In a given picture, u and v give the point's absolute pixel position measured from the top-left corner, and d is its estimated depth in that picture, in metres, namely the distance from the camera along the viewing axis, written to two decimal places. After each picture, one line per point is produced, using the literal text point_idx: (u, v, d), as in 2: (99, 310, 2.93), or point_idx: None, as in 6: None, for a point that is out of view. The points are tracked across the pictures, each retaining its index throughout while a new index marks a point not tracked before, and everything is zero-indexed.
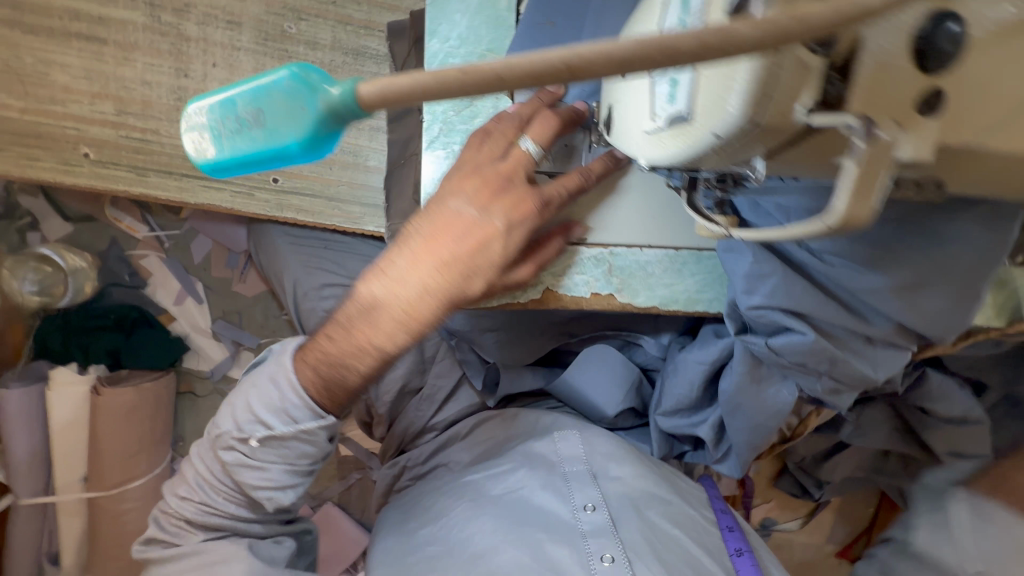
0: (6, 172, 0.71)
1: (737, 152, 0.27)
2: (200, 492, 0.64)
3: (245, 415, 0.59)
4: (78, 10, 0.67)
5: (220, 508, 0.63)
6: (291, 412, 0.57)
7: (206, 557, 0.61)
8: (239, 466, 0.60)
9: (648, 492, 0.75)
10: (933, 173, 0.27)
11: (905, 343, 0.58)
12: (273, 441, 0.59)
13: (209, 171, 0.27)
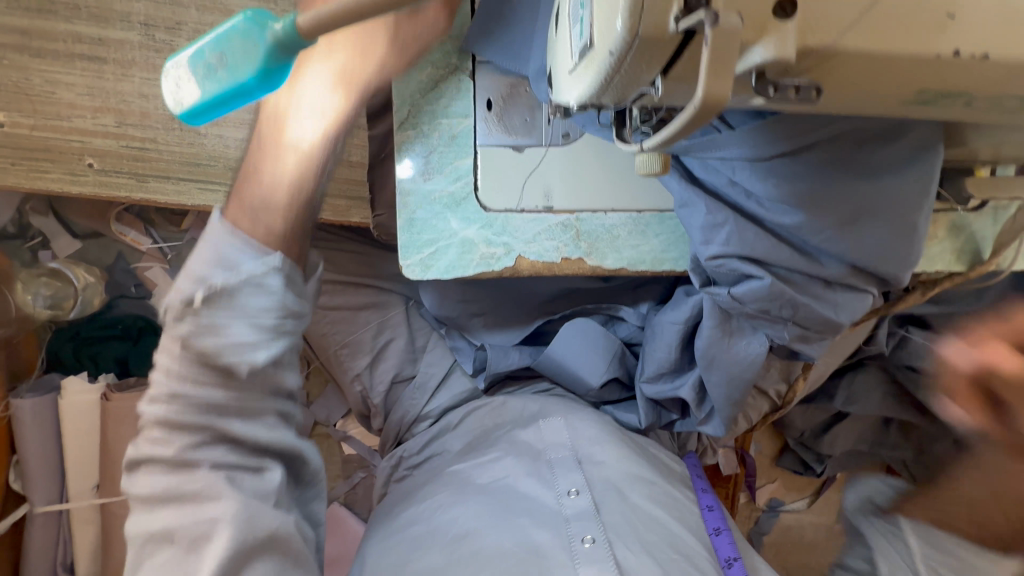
0: (18, 185, 0.77)
1: (637, 74, 0.31)
2: (162, 381, 0.51)
3: (186, 279, 0.51)
4: (81, 33, 0.74)
5: (193, 401, 0.51)
6: (238, 253, 0.51)
7: (182, 485, 0.51)
8: (198, 334, 0.50)
9: (633, 477, 0.75)
10: (809, 76, 0.30)
11: (863, 284, 0.59)
12: (220, 297, 0.50)
13: (187, 118, 0.36)
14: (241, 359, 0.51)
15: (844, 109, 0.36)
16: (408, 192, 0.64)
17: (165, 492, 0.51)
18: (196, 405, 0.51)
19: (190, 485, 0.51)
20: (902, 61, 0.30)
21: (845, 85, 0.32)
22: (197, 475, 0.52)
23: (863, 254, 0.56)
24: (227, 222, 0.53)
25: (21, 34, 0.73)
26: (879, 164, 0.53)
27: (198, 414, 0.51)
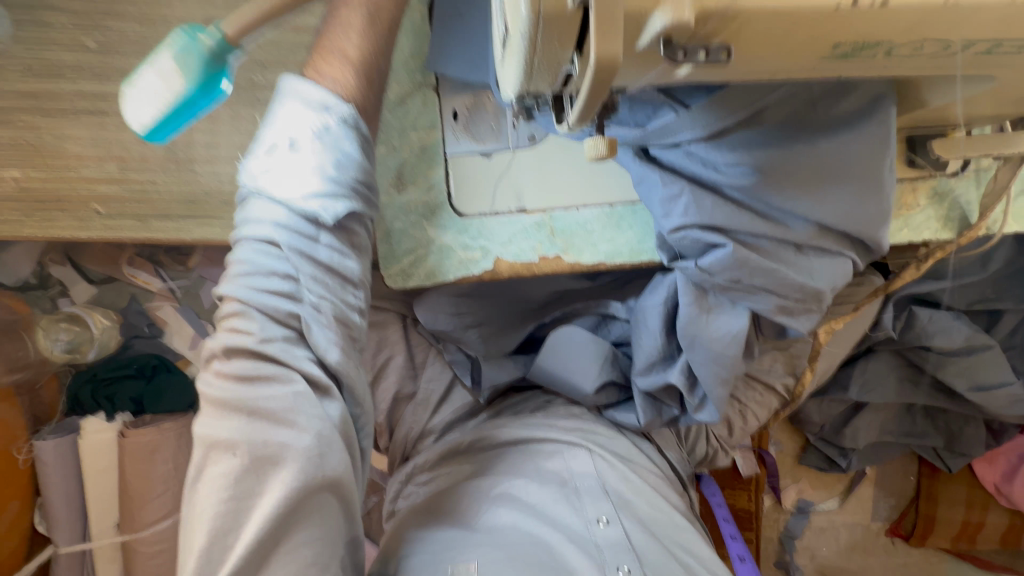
0: (31, 234, 0.82)
1: (551, 53, 0.33)
2: (253, 263, 0.54)
3: (267, 148, 0.56)
4: (84, 91, 0.81)
5: (273, 292, 0.54)
6: (312, 112, 0.55)
7: (261, 385, 0.52)
8: (282, 188, 0.54)
9: (666, 519, 0.78)
10: (714, 36, 0.32)
11: (834, 246, 0.60)
12: (298, 154, 0.54)
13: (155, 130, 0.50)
14: (319, 212, 0.54)
15: (769, 70, 0.37)
16: (384, 205, 0.66)
17: (239, 399, 0.52)
18: (276, 275, 0.54)
19: (268, 388, 0.52)
20: (805, 14, 0.32)
21: (758, 45, 0.33)
22: (276, 376, 0.53)
23: (830, 214, 0.57)
24: (296, 86, 0.56)
25: (31, 97, 0.80)
26: (833, 123, 0.55)
27: (286, 300, 0.54)
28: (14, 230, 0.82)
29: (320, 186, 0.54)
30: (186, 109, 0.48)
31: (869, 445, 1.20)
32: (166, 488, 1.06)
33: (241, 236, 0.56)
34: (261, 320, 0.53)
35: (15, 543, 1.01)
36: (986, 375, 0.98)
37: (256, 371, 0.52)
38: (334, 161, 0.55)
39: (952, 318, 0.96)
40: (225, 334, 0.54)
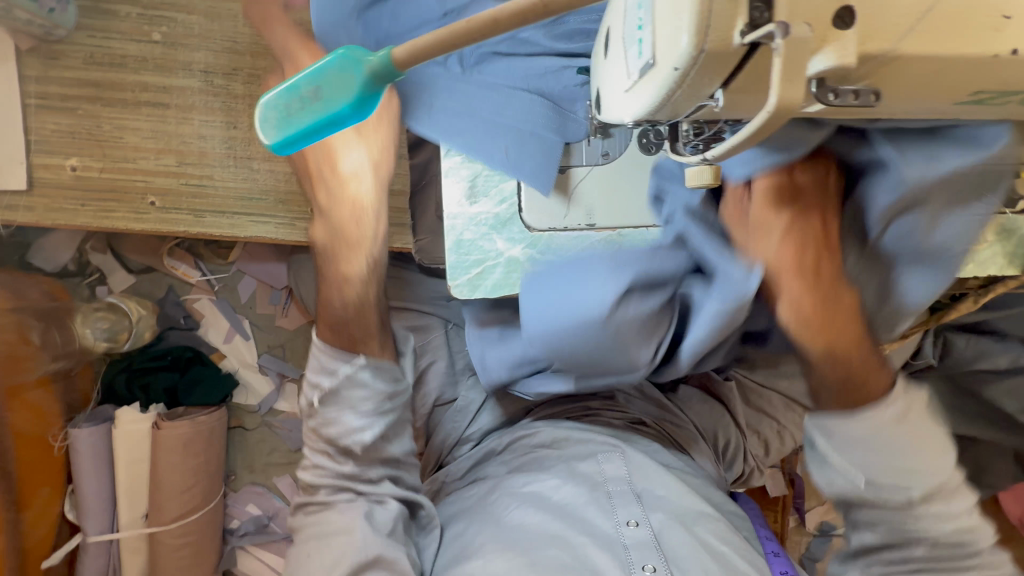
0: (85, 224, 0.82)
1: (698, 88, 0.33)
2: (312, 460, 0.74)
3: (308, 386, 0.72)
4: (147, 82, 0.80)
5: (329, 463, 0.72)
6: (331, 364, 0.69)
7: (323, 524, 0.70)
8: (324, 427, 0.71)
9: (698, 511, 0.76)
10: (866, 81, 0.31)
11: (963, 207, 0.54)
12: (331, 397, 0.70)
13: (276, 150, 0.39)
14: (349, 444, 0.70)
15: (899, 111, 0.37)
16: (455, 215, 0.66)
17: (311, 525, 0.71)
18: (328, 469, 0.72)
19: (325, 514, 0.71)
20: (958, 62, 0.31)
21: (904, 88, 0.33)
22: (333, 510, 0.71)
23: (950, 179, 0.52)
24: (322, 342, 0.70)
25: (94, 85, 0.79)
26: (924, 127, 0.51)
27: (336, 487, 0.72)
28: (69, 219, 0.81)
29: (353, 422, 0.70)
30: (323, 127, 0.38)
31: None
32: (195, 480, 1.06)
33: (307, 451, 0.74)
34: (319, 497, 0.72)
35: (45, 530, 0.99)
36: None
37: (321, 504, 0.72)
38: (356, 406, 0.70)
39: (995, 348, 0.97)
40: (308, 486, 0.74)
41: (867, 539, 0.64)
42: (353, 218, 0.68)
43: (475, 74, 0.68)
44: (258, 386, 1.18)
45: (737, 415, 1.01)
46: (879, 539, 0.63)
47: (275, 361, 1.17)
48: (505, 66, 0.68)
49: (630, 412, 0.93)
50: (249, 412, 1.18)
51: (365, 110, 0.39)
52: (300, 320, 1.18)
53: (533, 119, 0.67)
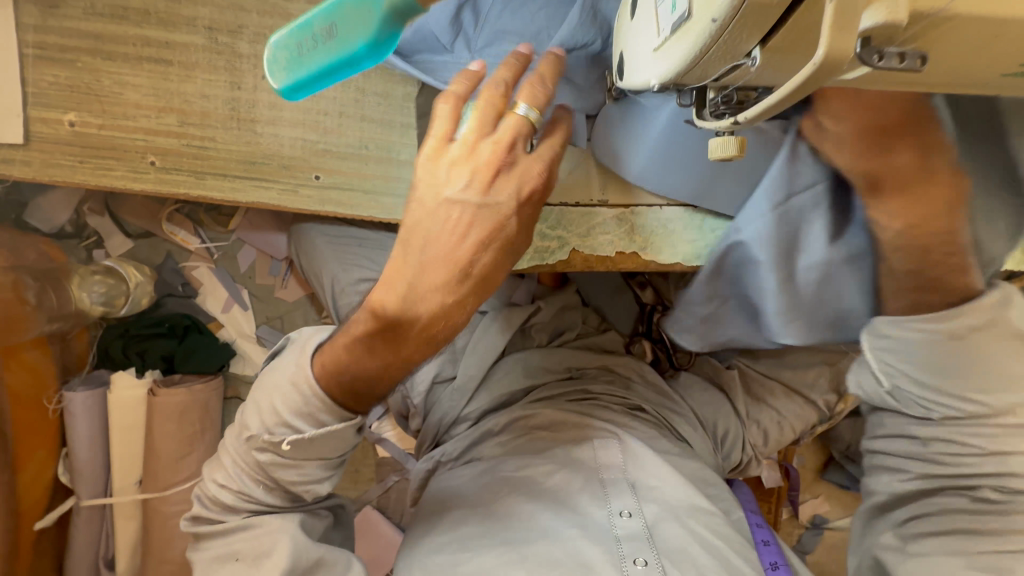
0: (83, 182, 0.79)
1: (736, 42, 0.31)
2: (238, 483, 0.68)
3: (273, 419, 0.63)
4: (149, 37, 0.78)
5: (257, 496, 0.68)
6: (316, 415, 0.62)
7: (256, 531, 0.67)
8: (275, 466, 0.64)
9: (691, 504, 0.75)
10: (913, 42, 0.30)
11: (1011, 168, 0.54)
12: (304, 444, 0.63)
13: (287, 90, 0.42)
14: (304, 491, 0.67)
15: (937, 85, 0.35)
16: None
17: (236, 524, 0.68)
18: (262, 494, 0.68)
19: (251, 527, 0.68)
20: (1013, 28, 0.30)
21: (953, 55, 0.31)
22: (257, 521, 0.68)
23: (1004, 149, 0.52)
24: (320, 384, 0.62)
25: (94, 38, 0.77)
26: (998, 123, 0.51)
27: (255, 512, 0.69)
28: (67, 176, 0.79)
29: (318, 482, 0.68)
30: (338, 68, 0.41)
31: None
32: (190, 449, 1.05)
33: (226, 465, 0.69)
34: (237, 520, 0.68)
35: (39, 491, 0.99)
36: None
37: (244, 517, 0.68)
38: (321, 464, 0.66)
39: None
40: (227, 494, 0.69)
41: (896, 482, 0.68)
42: (430, 283, 0.59)
43: (483, 56, 0.65)
44: (256, 357, 1.16)
45: (737, 404, 1.00)
46: (911, 482, 0.66)
47: (273, 332, 1.16)
48: (512, 44, 0.64)
49: (630, 399, 0.93)
50: (245, 382, 1.17)
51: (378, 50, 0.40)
52: (299, 292, 1.17)
53: (549, 98, 0.64)
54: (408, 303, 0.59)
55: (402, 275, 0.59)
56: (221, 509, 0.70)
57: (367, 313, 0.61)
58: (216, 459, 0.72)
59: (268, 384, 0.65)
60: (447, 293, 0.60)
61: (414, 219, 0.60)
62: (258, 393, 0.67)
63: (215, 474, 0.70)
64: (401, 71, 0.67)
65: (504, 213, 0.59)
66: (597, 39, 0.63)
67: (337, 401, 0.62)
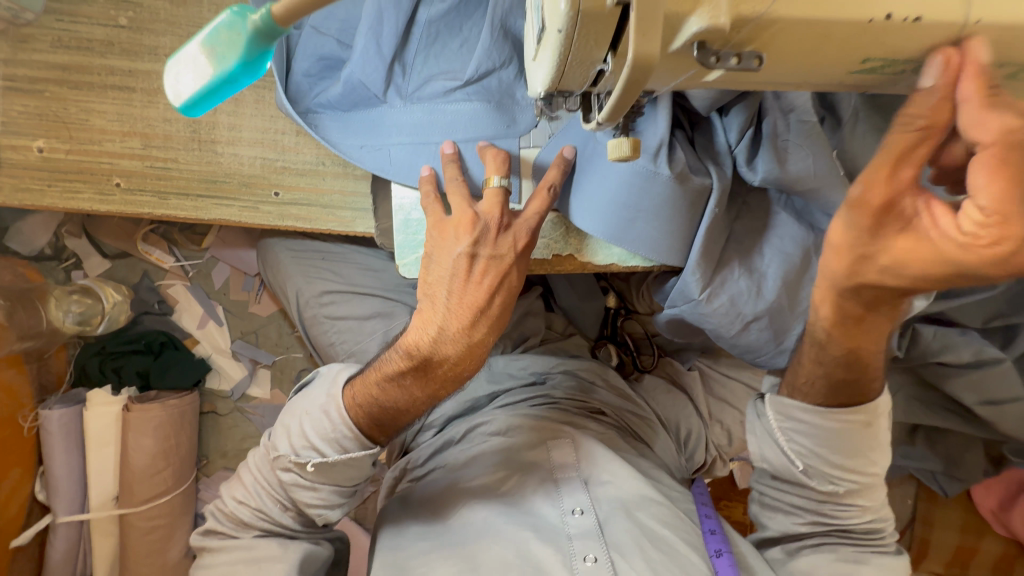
0: (51, 205, 0.83)
1: (587, 49, 0.34)
2: (256, 500, 0.72)
3: (302, 441, 0.66)
4: (114, 67, 0.82)
5: (273, 515, 0.71)
6: (341, 442, 0.65)
7: (254, 555, 0.69)
8: (296, 486, 0.67)
9: (642, 496, 0.76)
10: (744, 44, 0.32)
11: None
12: (326, 466, 0.66)
13: (186, 111, 0.42)
14: (322, 515, 0.70)
15: (795, 81, 0.38)
16: (403, 195, 0.67)
17: (234, 543, 0.71)
18: (278, 510, 0.71)
19: (253, 545, 0.70)
20: (838, 27, 0.32)
21: (791, 54, 0.34)
22: (260, 544, 0.70)
23: None
24: (349, 415, 0.65)
25: (62, 69, 0.81)
26: None
27: (265, 532, 0.72)
28: (36, 199, 0.82)
29: (333, 511, 0.70)
30: (225, 87, 0.41)
31: None
32: (165, 464, 1.07)
33: (246, 477, 0.74)
34: (246, 539, 0.71)
35: (15, 510, 1.01)
36: None
37: (247, 542, 0.71)
38: (337, 492, 0.68)
39: None
40: (246, 510, 0.72)
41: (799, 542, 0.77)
42: (462, 321, 0.61)
43: (416, 101, 0.65)
44: (231, 371, 1.19)
45: (699, 404, 1.02)
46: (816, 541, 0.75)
47: (248, 347, 1.19)
48: (442, 85, 0.65)
49: (590, 404, 0.94)
50: (221, 397, 1.20)
51: (258, 63, 0.40)
52: (272, 306, 1.20)
53: (485, 131, 0.65)
54: (439, 345, 0.62)
55: (435, 319, 0.62)
56: (236, 525, 0.73)
57: (400, 353, 0.64)
58: (236, 476, 0.75)
59: (298, 410, 0.68)
60: (476, 328, 0.62)
61: (430, 280, 0.62)
62: (288, 418, 0.70)
63: (234, 491, 0.73)
64: (343, 133, 0.67)
65: (507, 265, 0.62)
66: (513, 59, 0.64)
67: (361, 432, 0.65)
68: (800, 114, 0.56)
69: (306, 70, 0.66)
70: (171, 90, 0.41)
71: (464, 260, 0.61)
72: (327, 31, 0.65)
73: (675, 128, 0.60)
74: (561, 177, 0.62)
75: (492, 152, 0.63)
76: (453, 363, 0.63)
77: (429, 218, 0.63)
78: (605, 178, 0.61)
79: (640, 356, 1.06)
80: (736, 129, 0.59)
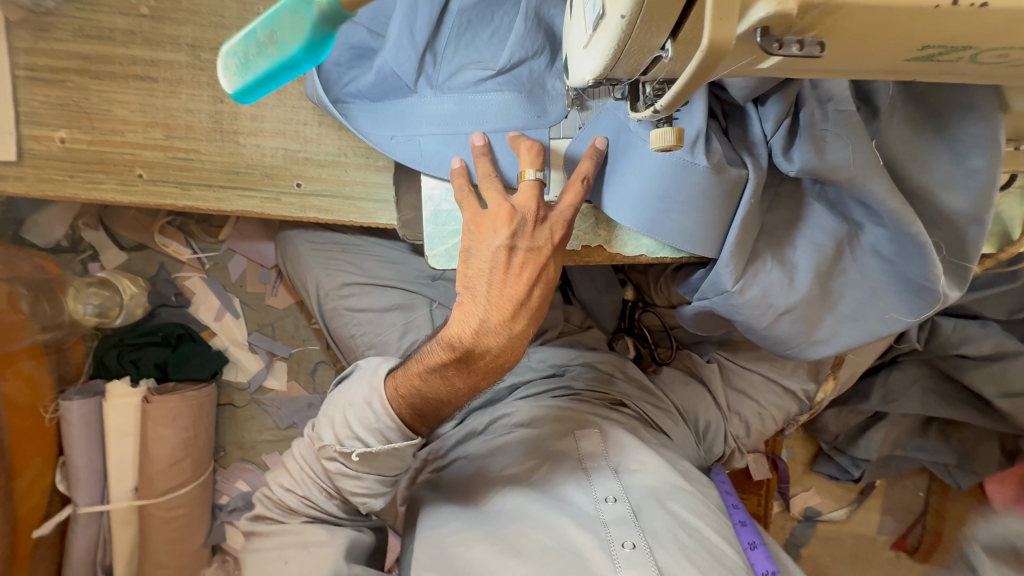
0: (74, 195, 0.83)
1: (646, 36, 0.34)
2: (301, 487, 0.73)
3: (346, 431, 0.67)
4: (136, 56, 0.82)
5: (318, 502, 0.72)
6: (385, 432, 0.65)
7: (303, 538, 0.69)
8: (341, 475, 0.68)
9: (673, 484, 0.76)
10: (807, 30, 0.32)
11: (971, 155, 0.55)
12: (369, 457, 0.66)
13: (240, 97, 0.43)
14: (367, 503, 0.70)
15: (847, 70, 0.38)
16: (434, 186, 0.67)
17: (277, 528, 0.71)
18: (324, 497, 0.72)
19: (298, 531, 0.71)
20: (900, 14, 0.32)
21: (851, 38, 0.34)
22: (305, 529, 0.71)
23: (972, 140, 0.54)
24: (392, 405, 0.65)
25: (83, 59, 0.81)
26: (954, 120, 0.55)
27: (312, 519, 0.73)
28: (58, 190, 0.82)
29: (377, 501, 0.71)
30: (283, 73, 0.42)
31: (884, 456, 1.19)
32: (184, 455, 1.07)
33: (291, 462, 0.75)
34: (294, 524, 0.71)
35: (37, 501, 1.01)
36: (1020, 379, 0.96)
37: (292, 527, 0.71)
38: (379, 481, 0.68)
39: (978, 327, 0.95)
40: (293, 496, 0.73)
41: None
42: (508, 314, 0.61)
43: (447, 91, 0.65)
44: (248, 363, 1.20)
45: (718, 396, 1.02)
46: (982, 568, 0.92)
47: (264, 339, 1.19)
48: (474, 74, 0.64)
49: (610, 395, 0.93)
50: (238, 388, 1.20)
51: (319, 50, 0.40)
52: (288, 299, 1.20)
53: (515, 121, 0.64)
54: (481, 336, 0.61)
55: (478, 312, 0.61)
56: (282, 511, 0.74)
57: (443, 345, 0.63)
58: (282, 465, 0.77)
59: (342, 401, 0.69)
60: (519, 320, 0.62)
61: (470, 273, 0.62)
62: (332, 409, 0.70)
63: (280, 478, 0.75)
64: (373, 123, 0.66)
65: (545, 257, 0.62)
66: (545, 48, 0.63)
67: (402, 421, 0.65)
68: (839, 103, 0.56)
69: (336, 59, 0.66)
70: (226, 76, 0.42)
71: (503, 253, 0.61)
72: (359, 21, 0.65)
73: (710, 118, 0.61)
74: (595, 166, 0.62)
75: (527, 142, 0.63)
76: (493, 354, 0.63)
77: (465, 211, 0.62)
78: (642, 172, 0.61)
79: (657, 349, 1.08)
80: (772, 119, 0.59)
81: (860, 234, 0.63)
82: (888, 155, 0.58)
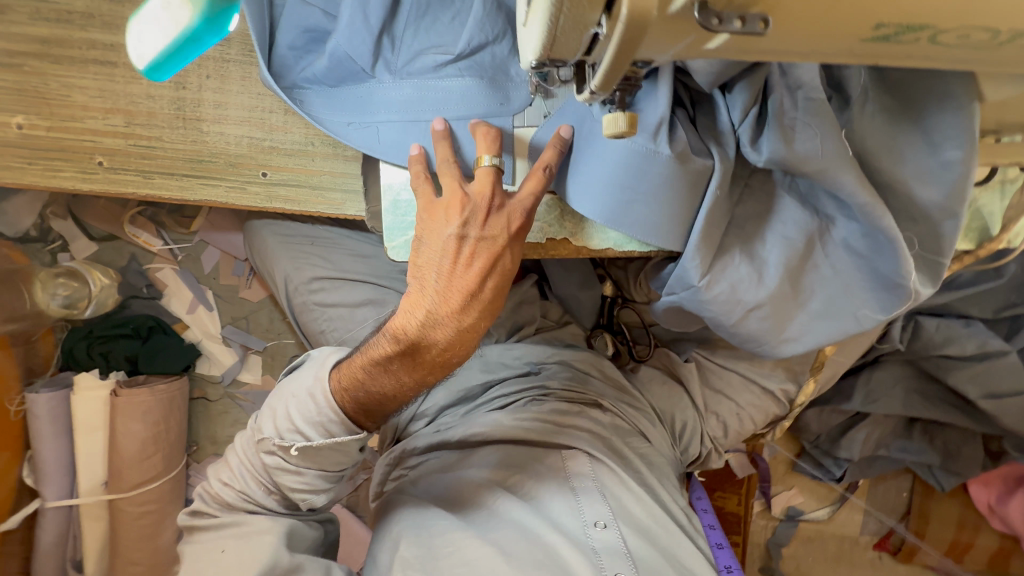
0: (33, 183, 0.80)
1: (579, 8, 0.32)
2: (240, 483, 0.71)
3: (286, 424, 0.65)
4: (95, 40, 0.79)
5: (257, 498, 0.70)
6: (327, 426, 0.63)
7: (243, 529, 0.68)
8: (280, 470, 0.66)
9: (660, 522, 0.76)
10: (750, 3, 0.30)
11: (943, 147, 0.53)
12: (310, 451, 0.64)
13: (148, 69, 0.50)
14: (305, 499, 0.69)
15: (802, 52, 0.36)
16: (392, 175, 0.64)
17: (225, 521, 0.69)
18: (263, 492, 0.70)
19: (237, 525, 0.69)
20: None
21: (799, 14, 0.32)
22: (244, 522, 0.69)
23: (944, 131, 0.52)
24: (334, 399, 0.63)
25: (41, 42, 0.78)
26: (927, 110, 0.53)
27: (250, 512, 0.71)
28: (16, 177, 0.80)
29: (319, 497, 0.69)
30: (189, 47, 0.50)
31: (866, 455, 1.18)
32: (155, 449, 1.06)
33: (232, 455, 0.73)
34: (233, 517, 0.70)
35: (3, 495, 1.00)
36: (1003, 379, 0.94)
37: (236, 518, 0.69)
38: (323, 477, 0.67)
39: (962, 326, 0.93)
40: (231, 491, 0.71)
41: None
42: (456, 306, 0.59)
43: (406, 76, 0.63)
44: (222, 357, 1.18)
45: (695, 395, 1.01)
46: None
47: (238, 332, 1.18)
48: (433, 59, 0.62)
49: (586, 395, 0.91)
50: (212, 382, 1.19)
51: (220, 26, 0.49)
52: (262, 292, 1.18)
53: (476, 108, 0.62)
54: (427, 329, 0.60)
55: (425, 304, 0.60)
56: (221, 506, 0.72)
57: (388, 337, 0.62)
58: (224, 458, 0.75)
59: (286, 393, 0.67)
60: (467, 312, 0.60)
61: (419, 262, 0.60)
62: (274, 400, 0.68)
63: (220, 472, 0.73)
64: (330, 109, 0.64)
65: (500, 246, 0.60)
66: (506, 31, 0.61)
67: (348, 418, 0.63)
68: (808, 90, 0.54)
69: (291, 42, 0.64)
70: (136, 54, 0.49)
71: (454, 241, 0.59)
72: (312, 2, 0.63)
73: (675, 106, 0.59)
74: (557, 157, 0.60)
75: (487, 128, 0.60)
76: (442, 349, 0.61)
77: (419, 199, 0.60)
78: (605, 160, 0.58)
79: (636, 346, 1.06)
80: (739, 108, 0.56)
81: (830, 228, 0.61)
82: (861, 146, 0.56)
